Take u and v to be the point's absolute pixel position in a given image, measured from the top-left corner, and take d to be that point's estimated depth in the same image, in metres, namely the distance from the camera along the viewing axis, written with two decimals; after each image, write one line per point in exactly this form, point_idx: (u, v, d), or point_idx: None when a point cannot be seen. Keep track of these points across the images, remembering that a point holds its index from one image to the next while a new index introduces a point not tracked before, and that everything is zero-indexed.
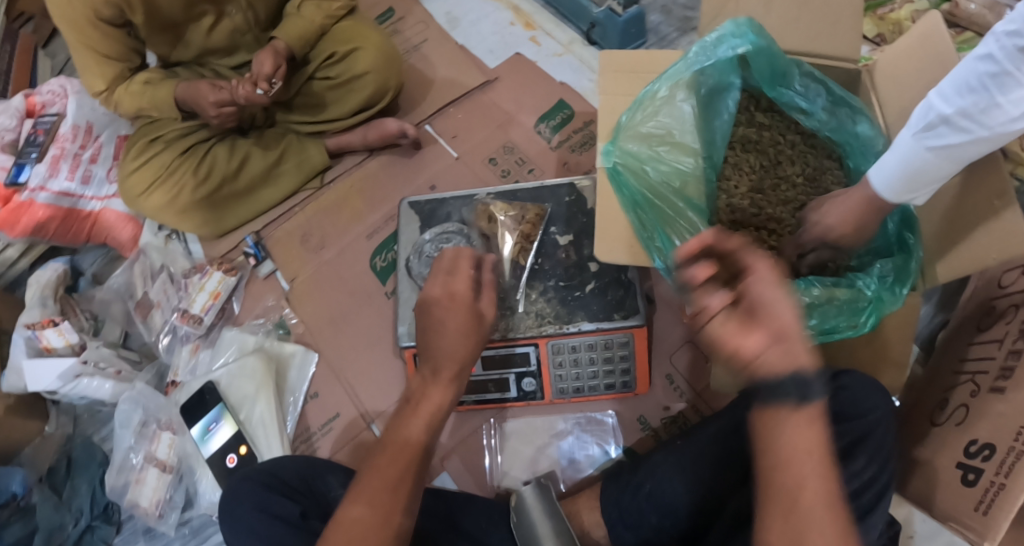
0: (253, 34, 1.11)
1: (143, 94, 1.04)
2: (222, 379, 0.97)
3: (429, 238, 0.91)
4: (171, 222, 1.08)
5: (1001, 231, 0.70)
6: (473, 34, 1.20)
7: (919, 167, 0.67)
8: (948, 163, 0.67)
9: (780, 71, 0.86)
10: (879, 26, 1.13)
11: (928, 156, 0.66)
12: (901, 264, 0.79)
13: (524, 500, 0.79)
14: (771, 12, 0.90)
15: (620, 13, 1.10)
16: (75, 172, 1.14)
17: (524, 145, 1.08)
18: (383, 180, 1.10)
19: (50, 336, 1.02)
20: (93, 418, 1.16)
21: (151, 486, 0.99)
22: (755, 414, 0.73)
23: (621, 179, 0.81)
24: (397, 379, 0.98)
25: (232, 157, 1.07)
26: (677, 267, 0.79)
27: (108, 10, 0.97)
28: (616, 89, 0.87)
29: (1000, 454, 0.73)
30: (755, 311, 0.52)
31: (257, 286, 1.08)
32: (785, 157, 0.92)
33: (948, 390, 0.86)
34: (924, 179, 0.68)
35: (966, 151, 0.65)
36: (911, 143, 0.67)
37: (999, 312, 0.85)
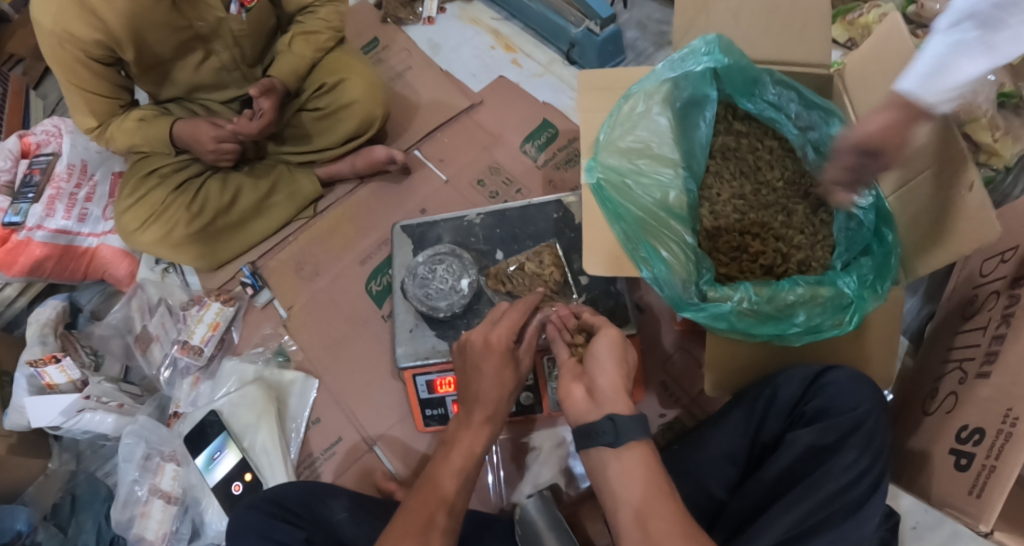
0: (240, 71, 1.13)
1: (138, 130, 1.06)
2: (224, 408, 0.98)
3: (422, 260, 0.91)
4: (166, 255, 1.09)
5: (965, 223, 0.75)
6: (455, 59, 1.23)
7: (946, 73, 0.59)
8: (951, 82, 0.60)
9: (751, 79, 0.91)
10: (849, 30, 1.16)
11: (955, 59, 0.59)
12: (881, 261, 0.83)
13: (527, 514, 0.81)
14: (739, 25, 0.93)
15: (597, 32, 1.13)
16: (71, 211, 1.16)
17: (510, 165, 1.11)
18: (375, 208, 1.12)
19: (53, 374, 1.03)
20: (96, 453, 1.16)
21: (157, 518, 1.00)
22: (747, 418, 0.78)
23: (604, 194, 0.83)
24: (396, 401, 1.00)
25: (224, 190, 1.09)
26: (665, 277, 0.81)
27: (96, 49, 0.99)
28: (595, 107, 0.90)
29: (989, 438, 0.74)
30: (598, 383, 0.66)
31: (254, 315, 1.09)
32: (764, 163, 0.95)
33: (938, 379, 0.89)
34: (947, 84, 0.60)
35: (966, 60, 0.59)
36: (936, 53, 0.60)
37: (982, 300, 0.88)
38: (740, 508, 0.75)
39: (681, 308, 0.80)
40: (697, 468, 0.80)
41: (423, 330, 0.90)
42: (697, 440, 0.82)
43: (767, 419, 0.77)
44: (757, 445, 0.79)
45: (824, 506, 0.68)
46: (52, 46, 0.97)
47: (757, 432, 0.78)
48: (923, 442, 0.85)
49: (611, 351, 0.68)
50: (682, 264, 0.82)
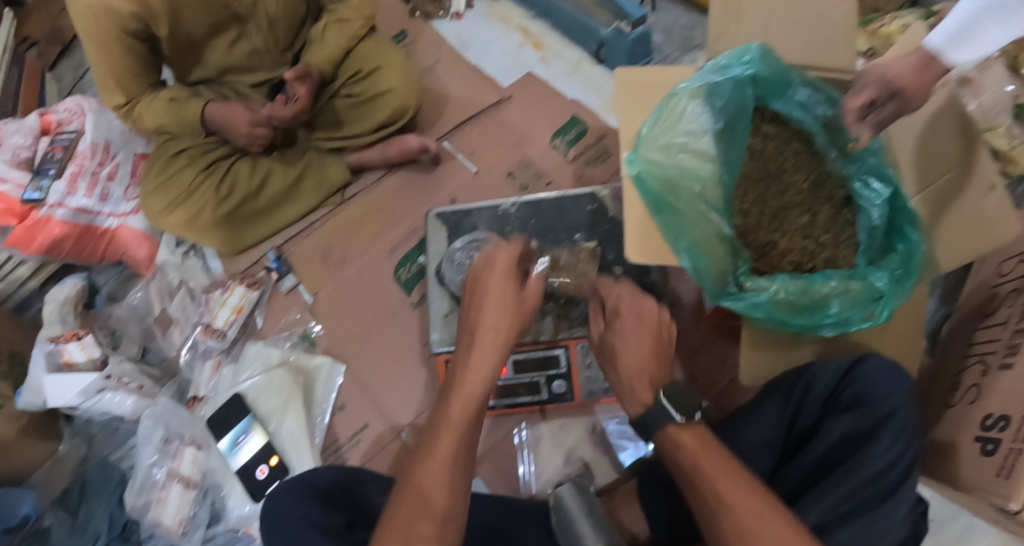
0: (272, 55, 1.14)
1: (169, 111, 1.06)
2: (249, 392, 0.97)
3: (460, 246, 0.93)
4: (191, 239, 1.09)
5: (989, 227, 0.83)
6: (484, 56, 1.25)
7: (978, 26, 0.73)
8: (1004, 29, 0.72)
9: (783, 82, 0.93)
10: (871, 40, 1.19)
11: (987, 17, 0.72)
12: (906, 258, 0.85)
13: (563, 499, 0.82)
14: (771, 29, 0.96)
15: (627, 33, 1.14)
16: (93, 190, 1.15)
17: (540, 160, 1.12)
18: (403, 197, 1.12)
19: (73, 351, 1.02)
20: (109, 438, 1.13)
21: (174, 504, 0.97)
22: (784, 406, 0.81)
23: (645, 186, 0.85)
24: (425, 390, 1.00)
25: (253, 174, 1.08)
26: (703, 267, 0.84)
27: (133, 24, 0.97)
28: (634, 104, 0.92)
29: (1015, 424, 0.77)
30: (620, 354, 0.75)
31: (279, 301, 1.09)
32: (790, 165, 0.95)
33: (958, 374, 0.92)
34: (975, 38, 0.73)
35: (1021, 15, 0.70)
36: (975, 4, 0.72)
37: (1001, 298, 0.91)
38: (782, 492, 0.77)
39: (719, 297, 0.84)
40: (735, 456, 0.82)
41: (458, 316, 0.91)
42: (732, 428, 0.84)
43: (803, 408, 0.80)
44: (793, 434, 0.81)
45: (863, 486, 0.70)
46: (87, 19, 0.96)
47: (794, 421, 0.81)
48: (948, 433, 0.88)
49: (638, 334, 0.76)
50: (717, 257, 0.85)
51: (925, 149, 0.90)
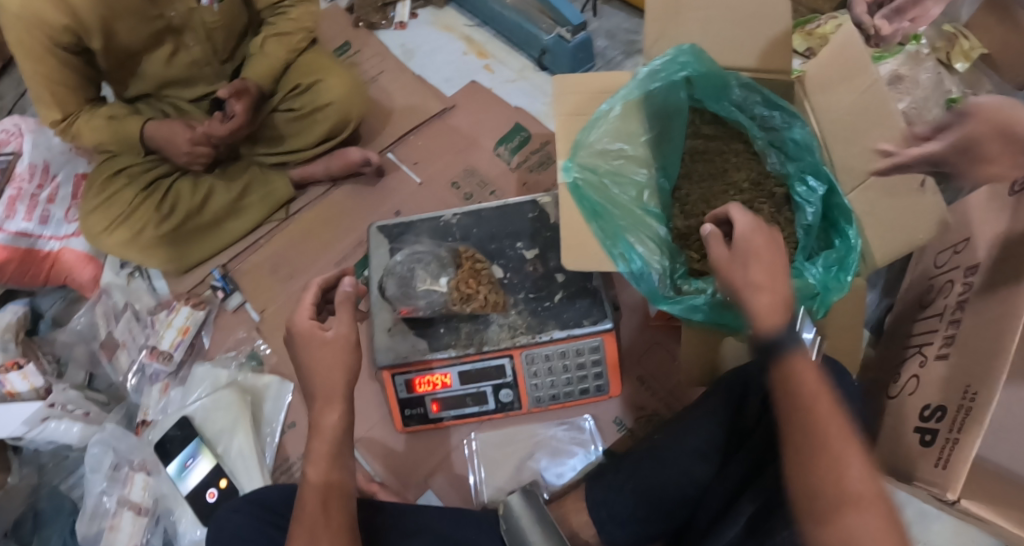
0: (212, 66, 1.12)
1: (108, 128, 1.05)
2: (196, 413, 0.97)
3: (401, 259, 0.92)
4: (135, 259, 1.08)
5: (920, 215, 0.84)
6: (428, 64, 1.24)
7: None
8: None
9: (719, 83, 0.95)
10: (808, 40, 1.21)
11: None
12: (843, 256, 0.86)
13: (512, 508, 0.83)
14: (708, 30, 0.97)
15: (569, 39, 1.15)
16: (33, 213, 1.14)
17: (485, 168, 1.12)
18: (348, 209, 1.12)
19: (15, 381, 1.02)
20: (59, 467, 1.12)
21: (127, 531, 0.96)
22: (727, 404, 0.80)
23: (582, 194, 0.85)
24: (376, 402, 0.98)
25: (195, 191, 1.09)
26: (642, 271, 0.83)
27: (63, 36, 0.96)
28: (571, 109, 0.91)
29: (949, 414, 0.78)
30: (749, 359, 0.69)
31: (227, 319, 1.07)
32: (731, 166, 0.99)
33: (900, 364, 0.94)
34: None
35: None
36: None
37: (938, 288, 0.93)
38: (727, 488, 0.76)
39: (657, 301, 0.83)
40: (680, 454, 0.80)
41: (403, 331, 0.89)
42: (681, 425, 0.83)
43: (746, 402, 0.79)
44: (738, 427, 0.80)
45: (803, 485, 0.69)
46: (19, 31, 0.95)
47: (738, 414, 0.79)
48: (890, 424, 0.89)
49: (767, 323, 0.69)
50: (653, 261, 0.85)
51: (857, 143, 0.89)
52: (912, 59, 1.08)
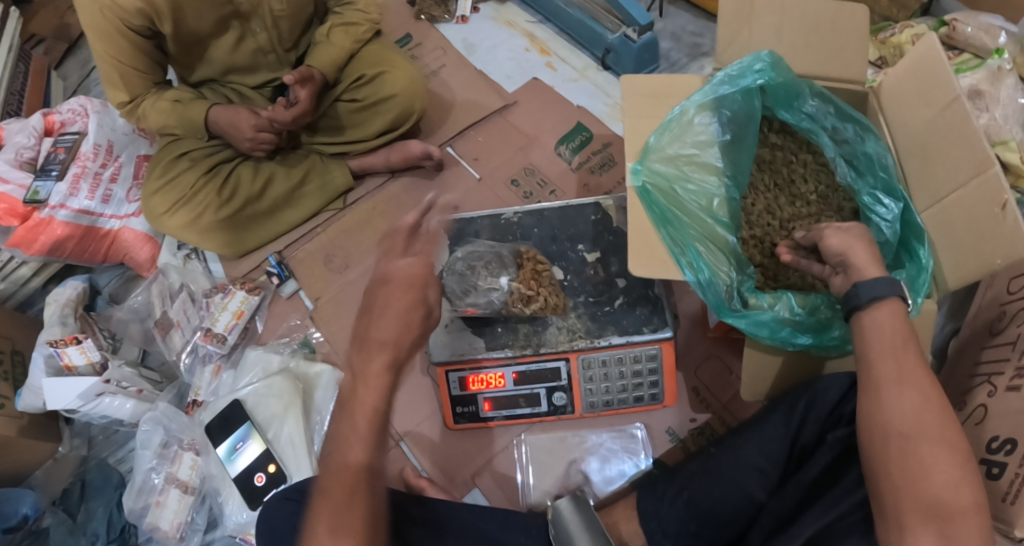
0: (276, 54, 1.13)
1: (173, 111, 1.07)
2: (248, 397, 0.97)
3: (461, 255, 0.91)
4: (193, 241, 1.09)
5: (1005, 239, 0.76)
6: (490, 60, 1.24)
7: None
8: None
9: (793, 92, 0.93)
10: (880, 50, 1.19)
11: None
12: (915, 275, 0.83)
13: (561, 513, 0.81)
14: (783, 37, 0.94)
15: (634, 39, 1.14)
16: (96, 191, 1.15)
17: (545, 167, 1.11)
18: (405, 202, 1.12)
19: (72, 354, 1.02)
20: (109, 440, 1.14)
21: (172, 508, 0.97)
22: (787, 422, 0.77)
23: (651, 198, 0.83)
24: (426, 397, 0.98)
25: (256, 177, 1.09)
26: (709, 282, 0.82)
27: (137, 20, 0.98)
28: (642, 113, 0.89)
29: (1021, 448, 0.76)
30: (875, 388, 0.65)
31: (280, 305, 1.08)
32: (798, 177, 0.98)
33: (966, 392, 0.90)
34: None
35: None
36: None
37: (1010, 316, 0.90)
38: (780, 510, 0.74)
39: (723, 313, 0.81)
40: (734, 470, 0.78)
41: (460, 329, 0.89)
42: (735, 441, 0.80)
43: (807, 423, 0.77)
44: (796, 448, 0.77)
45: (861, 518, 0.65)
46: (92, 14, 0.97)
47: (797, 434, 0.77)
48: None
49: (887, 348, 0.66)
50: (719, 271, 0.83)
51: (937, 161, 0.85)
52: (993, 76, 1.05)
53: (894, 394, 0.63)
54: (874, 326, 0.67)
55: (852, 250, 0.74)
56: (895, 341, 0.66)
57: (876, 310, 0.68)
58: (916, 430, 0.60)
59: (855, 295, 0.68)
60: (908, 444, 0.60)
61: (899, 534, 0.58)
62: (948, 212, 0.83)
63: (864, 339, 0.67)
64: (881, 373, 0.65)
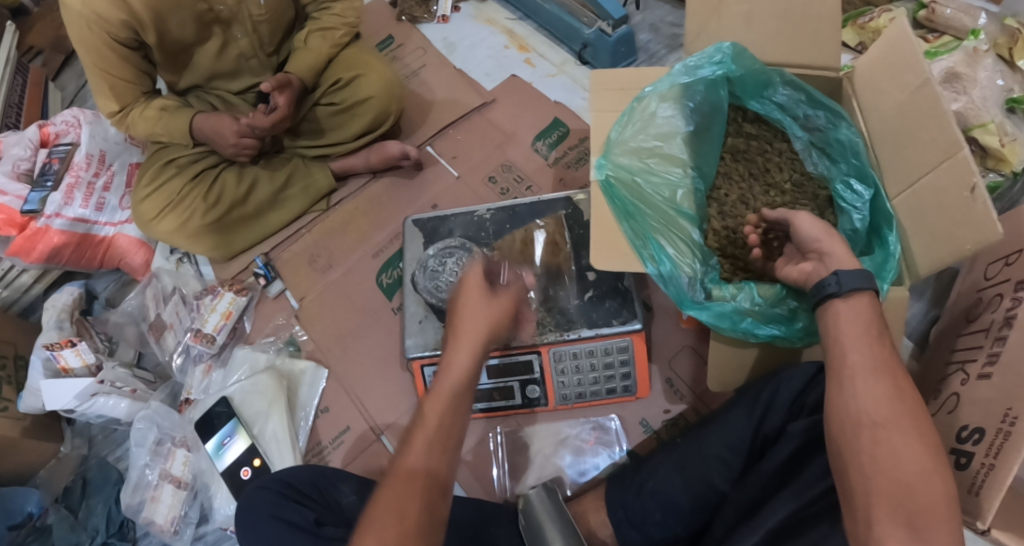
0: (258, 59, 1.16)
1: (159, 119, 1.09)
2: (235, 395, 1.00)
3: (433, 253, 0.93)
4: (182, 245, 1.12)
5: (973, 224, 0.75)
6: (470, 58, 1.25)
7: None
8: None
9: (761, 80, 0.93)
10: (860, 35, 1.20)
11: None
12: (882, 261, 0.83)
13: (532, 504, 0.83)
14: (752, 27, 0.94)
15: (609, 33, 1.14)
16: (90, 200, 1.19)
17: (523, 163, 1.12)
18: (387, 202, 1.14)
19: (68, 357, 1.07)
20: (108, 439, 1.18)
21: (167, 503, 1.01)
22: (750, 413, 0.78)
23: (614, 191, 0.84)
24: (407, 394, 1.01)
25: (241, 181, 1.12)
26: (670, 274, 0.83)
27: (122, 32, 1.02)
28: (608, 107, 0.90)
29: (989, 437, 0.76)
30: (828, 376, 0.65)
31: (267, 305, 1.11)
32: (773, 165, 0.99)
33: (940, 380, 0.90)
34: None
35: None
36: None
37: (986, 303, 0.90)
38: (743, 498, 0.74)
39: (686, 306, 0.81)
40: (700, 460, 0.79)
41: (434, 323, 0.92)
42: (702, 432, 0.81)
43: (769, 413, 0.77)
44: (759, 438, 0.77)
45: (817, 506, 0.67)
46: (79, 28, 1.00)
47: (760, 424, 0.77)
48: None
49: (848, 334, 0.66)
50: (682, 262, 0.85)
51: (908, 146, 0.84)
52: (970, 57, 1.08)
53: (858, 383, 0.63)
54: (839, 314, 0.67)
55: (823, 240, 0.74)
56: (855, 328, 0.66)
57: (833, 302, 0.68)
58: (871, 415, 0.60)
59: (832, 284, 0.68)
60: (861, 433, 0.60)
61: (866, 525, 0.57)
62: (918, 199, 0.83)
63: (832, 327, 0.67)
64: (853, 359, 0.64)
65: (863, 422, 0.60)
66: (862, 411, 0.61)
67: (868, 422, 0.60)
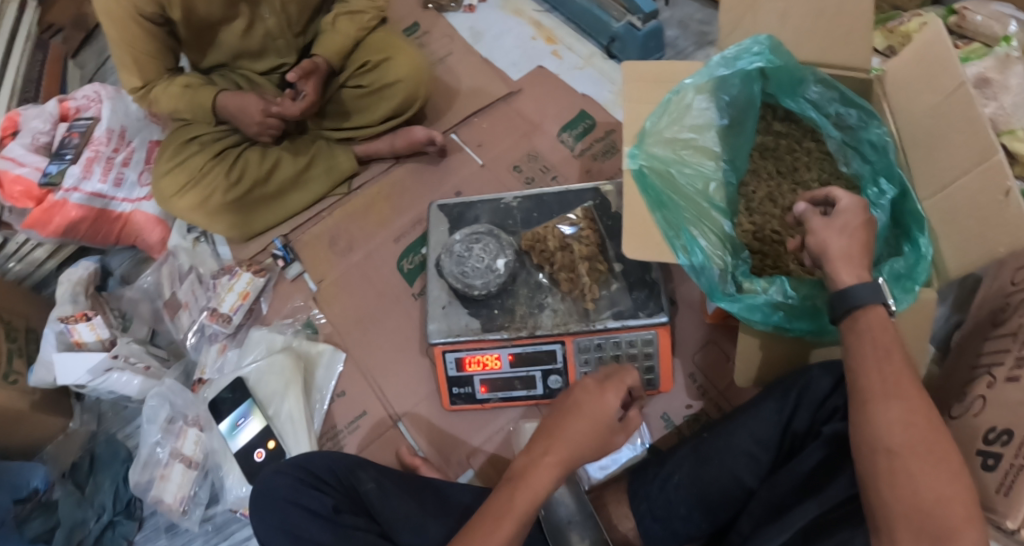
0: (285, 39, 1.15)
1: (183, 97, 1.09)
2: (251, 375, 0.99)
3: (459, 238, 0.92)
4: (201, 223, 1.11)
5: (1009, 227, 0.75)
6: (496, 47, 1.24)
7: None
8: None
9: (796, 77, 0.92)
10: (889, 39, 1.19)
11: None
12: (914, 263, 0.82)
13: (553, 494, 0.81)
14: (786, 23, 0.93)
15: (639, 27, 1.14)
16: (108, 175, 1.18)
17: (548, 153, 1.12)
18: (410, 187, 1.13)
19: (82, 331, 1.05)
20: (117, 416, 1.17)
21: (176, 482, 1.00)
22: (780, 408, 0.77)
23: (647, 181, 0.84)
24: (423, 378, 1.00)
25: (263, 161, 1.11)
26: (703, 266, 0.82)
27: (149, 7, 1.01)
28: (640, 98, 0.89)
29: (1018, 439, 0.75)
30: (863, 373, 0.63)
31: (284, 287, 1.10)
32: (801, 164, 0.97)
33: (965, 383, 0.89)
34: None
35: None
36: None
37: (1013, 307, 0.89)
38: (770, 497, 0.73)
39: (716, 297, 0.81)
40: (726, 456, 0.78)
41: (456, 308, 0.91)
42: (728, 426, 0.79)
43: (800, 410, 0.76)
44: (788, 436, 0.77)
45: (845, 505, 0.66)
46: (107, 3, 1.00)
47: (790, 422, 0.76)
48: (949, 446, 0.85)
49: (883, 332, 0.64)
50: (715, 254, 0.84)
51: (939, 145, 0.84)
52: (1001, 63, 1.07)
53: (879, 404, 0.61)
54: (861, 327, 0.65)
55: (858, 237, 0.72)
56: (874, 343, 0.64)
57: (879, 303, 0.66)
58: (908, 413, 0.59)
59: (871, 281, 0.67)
60: (902, 427, 0.59)
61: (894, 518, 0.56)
62: (951, 202, 0.82)
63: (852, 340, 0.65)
64: (868, 378, 0.63)
65: (899, 419, 0.59)
66: (898, 409, 0.60)
67: (905, 419, 0.59)
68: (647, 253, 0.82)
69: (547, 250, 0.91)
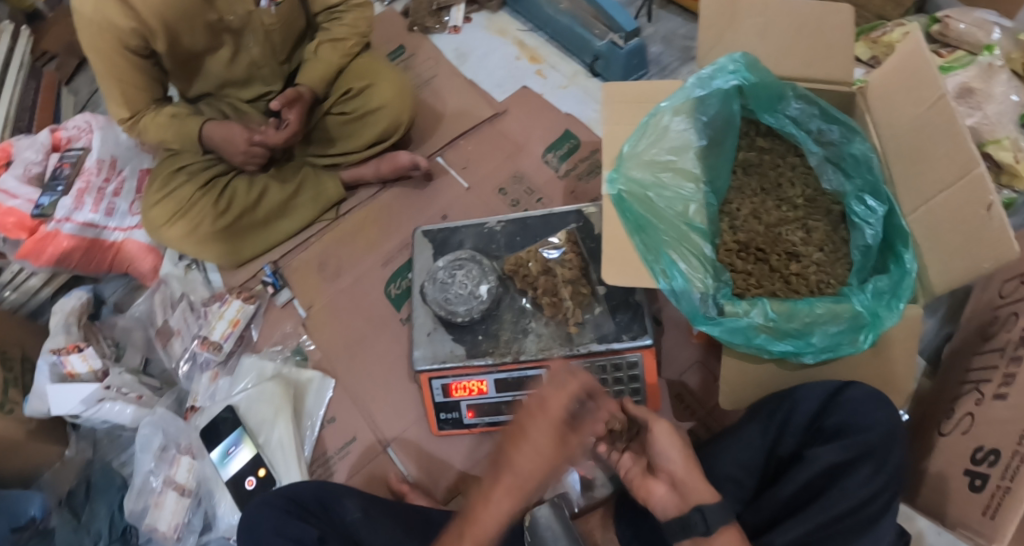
0: (270, 67, 1.16)
1: (170, 126, 1.09)
2: (241, 404, 0.99)
3: (442, 265, 0.93)
4: (191, 252, 1.12)
5: (991, 243, 0.75)
6: (481, 69, 1.25)
7: None
8: None
9: (775, 94, 0.92)
10: (872, 49, 1.19)
11: None
12: (897, 280, 0.80)
13: (539, 520, 0.82)
14: (766, 40, 0.93)
15: (621, 45, 1.14)
16: (100, 205, 1.19)
17: (533, 174, 1.12)
18: (397, 211, 1.14)
19: (74, 362, 1.06)
20: (113, 443, 1.18)
21: (170, 509, 1.00)
22: (764, 431, 0.77)
23: (626, 206, 0.85)
24: (412, 403, 1.00)
25: (251, 190, 1.12)
26: (683, 289, 0.83)
27: (134, 40, 1.02)
28: (619, 119, 0.90)
29: (1005, 459, 0.75)
30: None
31: (274, 313, 1.11)
32: (785, 180, 0.97)
33: (954, 400, 0.89)
34: None
35: None
36: None
37: (1000, 322, 0.89)
38: (756, 521, 0.74)
39: (698, 321, 0.82)
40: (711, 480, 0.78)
41: (441, 335, 0.91)
42: (714, 449, 0.80)
43: (784, 434, 0.76)
44: (773, 459, 0.77)
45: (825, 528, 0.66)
46: (92, 36, 1.01)
47: (774, 446, 0.77)
48: (938, 463, 0.85)
49: None
50: (695, 278, 0.84)
51: (921, 159, 0.84)
52: (985, 72, 1.07)
53: None
54: None
55: None
56: None
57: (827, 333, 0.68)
58: None
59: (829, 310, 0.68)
60: None
61: None
62: (935, 216, 0.81)
63: None
64: None
65: None
66: None
67: None
68: (628, 280, 0.83)
69: (531, 274, 0.92)
